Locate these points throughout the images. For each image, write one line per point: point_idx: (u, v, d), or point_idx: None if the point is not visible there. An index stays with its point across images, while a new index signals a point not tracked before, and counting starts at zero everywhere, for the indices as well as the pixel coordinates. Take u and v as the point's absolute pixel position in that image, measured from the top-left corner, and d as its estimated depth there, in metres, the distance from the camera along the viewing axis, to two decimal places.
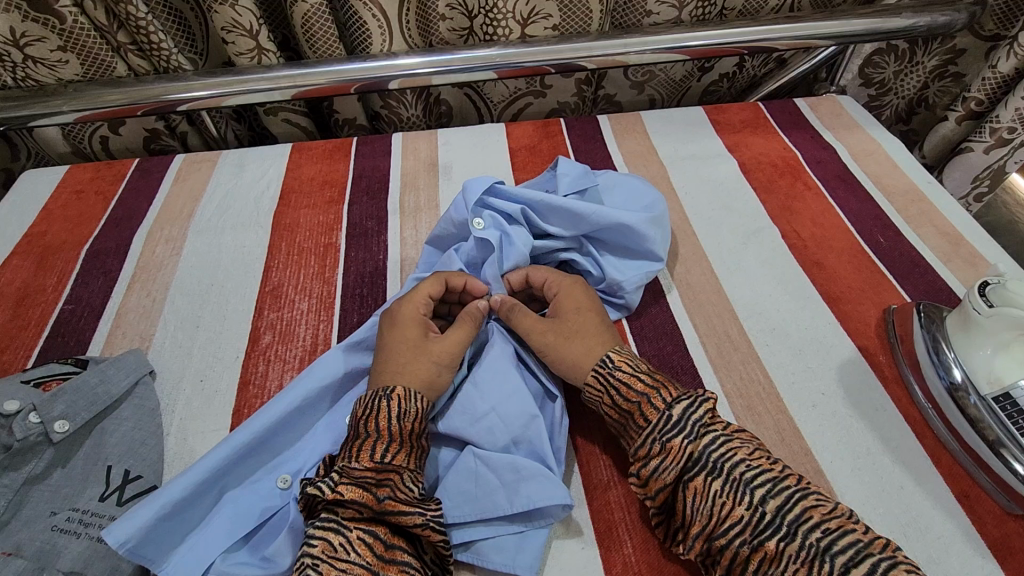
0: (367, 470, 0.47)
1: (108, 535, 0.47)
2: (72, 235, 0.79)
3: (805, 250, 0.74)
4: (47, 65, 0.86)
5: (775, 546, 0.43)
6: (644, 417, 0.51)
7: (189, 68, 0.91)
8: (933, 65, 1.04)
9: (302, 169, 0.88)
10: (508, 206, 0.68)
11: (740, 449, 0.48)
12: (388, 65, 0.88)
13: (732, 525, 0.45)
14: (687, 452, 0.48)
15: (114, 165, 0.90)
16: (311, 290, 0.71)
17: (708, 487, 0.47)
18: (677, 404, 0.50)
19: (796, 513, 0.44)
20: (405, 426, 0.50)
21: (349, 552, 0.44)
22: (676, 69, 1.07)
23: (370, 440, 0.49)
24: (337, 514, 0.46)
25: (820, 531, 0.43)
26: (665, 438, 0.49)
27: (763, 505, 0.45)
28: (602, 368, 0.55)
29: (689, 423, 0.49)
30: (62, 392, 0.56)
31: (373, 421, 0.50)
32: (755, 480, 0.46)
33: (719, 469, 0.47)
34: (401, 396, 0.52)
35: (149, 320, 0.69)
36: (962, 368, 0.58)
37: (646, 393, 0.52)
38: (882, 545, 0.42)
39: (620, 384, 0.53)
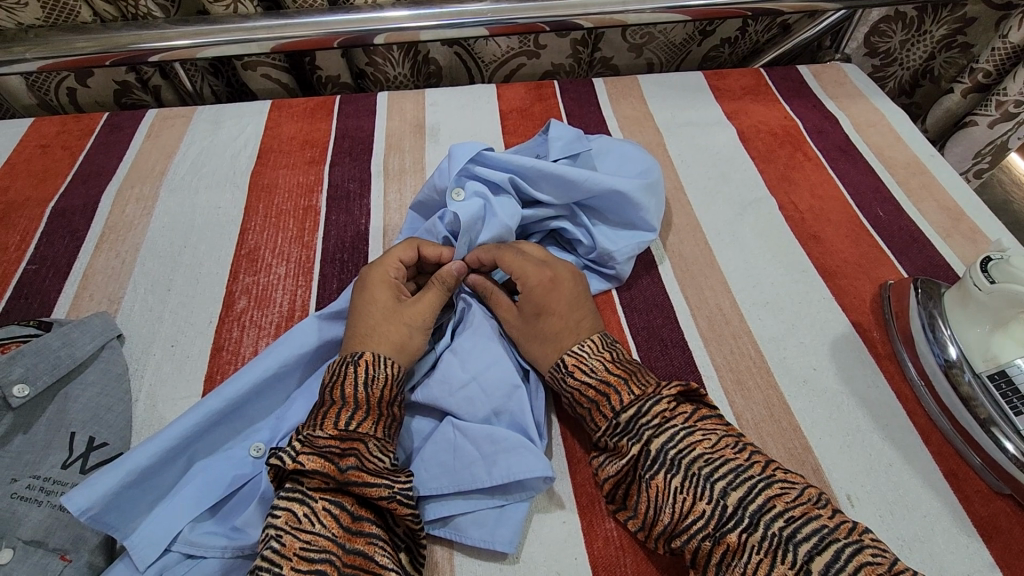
0: (332, 439, 0.45)
1: (68, 501, 0.45)
2: (37, 192, 0.75)
3: (802, 223, 0.72)
4: (5, 7, 0.81)
5: (738, 538, 0.41)
6: (597, 422, 0.50)
7: (160, 16, 0.86)
8: (942, 34, 1.00)
9: (282, 127, 0.84)
10: (496, 174, 0.64)
11: (701, 442, 0.46)
12: (374, 18, 0.83)
13: (693, 520, 0.43)
14: (642, 451, 0.46)
15: (83, 118, 0.85)
16: (289, 254, 0.68)
17: (667, 484, 0.45)
18: (627, 408, 0.48)
19: (760, 502, 0.42)
20: (372, 393, 0.49)
21: (313, 522, 0.42)
22: (676, 31, 1.02)
23: (335, 407, 0.47)
24: (302, 485, 0.44)
25: (783, 519, 0.41)
26: (615, 441, 0.48)
27: (724, 497, 0.43)
28: (555, 373, 0.53)
29: (640, 425, 0.47)
30: (21, 354, 0.53)
31: (339, 388, 0.49)
32: (716, 472, 0.44)
33: (676, 464, 0.45)
34: (369, 361, 0.50)
35: (118, 282, 0.65)
36: (957, 346, 0.57)
37: (597, 399, 0.50)
38: (848, 530, 0.41)
39: (572, 389, 0.52)
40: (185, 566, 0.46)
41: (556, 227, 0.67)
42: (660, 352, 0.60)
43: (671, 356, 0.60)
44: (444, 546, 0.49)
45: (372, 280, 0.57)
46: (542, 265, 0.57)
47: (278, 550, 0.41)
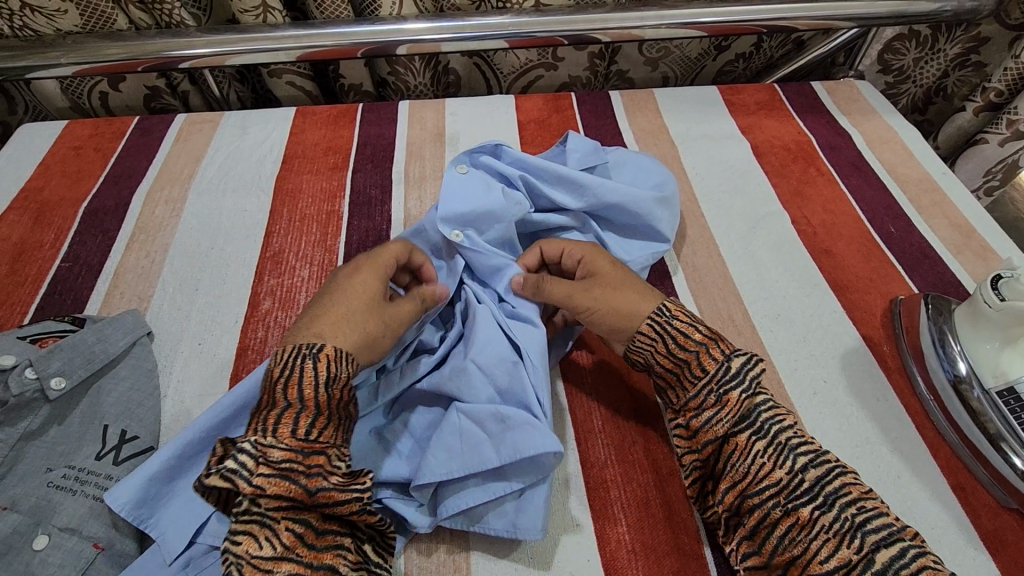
0: (287, 454, 0.43)
1: (108, 497, 0.48)
2: (71, 192, 0.77)
3: (814, 237, 0.73)
4: (45, 14, 0.84)
5: (809, 513, 0.43)
6: (701, 367, 0.50)
7: (192, 24, 0.89)
8: (955, 53, 1.01)
9: (306, 133, 0.86)
10: (508, 169, 0.67)
11: (789, 418, 0.48)
12: (398, 29, 0.86)
13: (769, 487, 0.45)
14: (744, 406, 0.48)
15: (114, 121, 0.88)
16: (313, 257, 0.70)
17: (750, 446, 0.47)
18: (735, 357, 0.50)
19: (835, 486, 0.44)
20: (327, 394, 0.47)
21: (274, 547, 0.42)
22: (692, 46, 1.04)
23: (292, 411, 0.45)
24: (258, 505, 0.43)
25: (856, 506, 0.43)
26: (723, 389, 0.49)
27: (803, 472, 0.45)
28: (659, 316, 0.53)
29: (746, 379, 0.49)
30: (58, 348, 0.55)
31: (293, 389, 0.46)
32: (800, 447, 0.46)
33: (767, 430, 0.47)
34: (331, 357, 0.48)
35: (148, 281, 0.68)
36: (967, 361, 0.58)
37: (708, 343, 0.51)
38: (912, 534, 0.42)
39: (677, 333, 0.52)
40: (214, 558, 0.48)
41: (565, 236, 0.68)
42: None
43: None
44: (460, 545, 0.50)
45: (364, 270, 0.57)
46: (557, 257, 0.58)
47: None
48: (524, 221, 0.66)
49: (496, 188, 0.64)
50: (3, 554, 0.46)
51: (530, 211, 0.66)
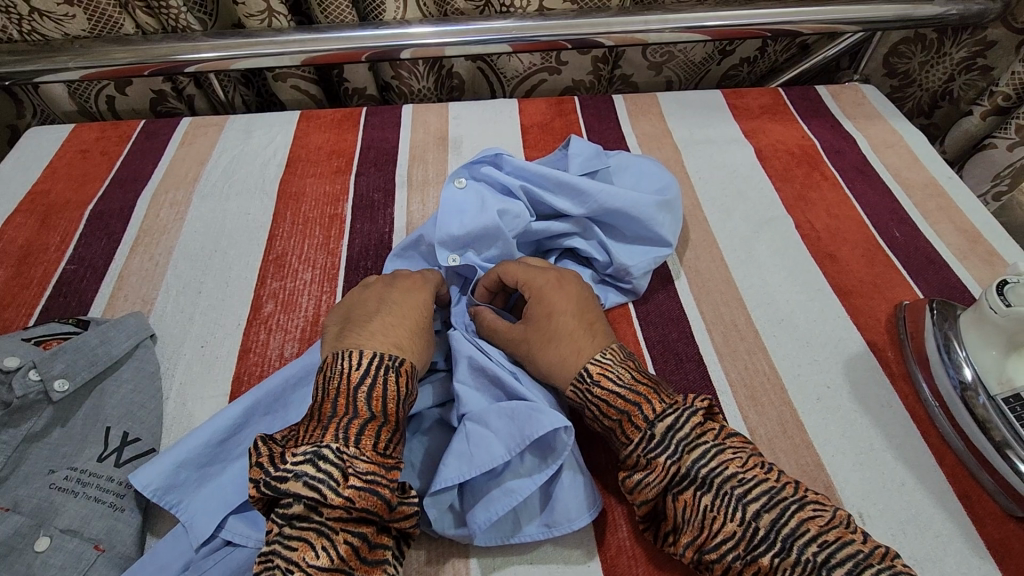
0: (371, 465, 0.43)
1: (134, 479, 0.49)
2: (77, 194, 0.78)
3: (818, 241, 0.73)
4: (54, 19, 0.85)
5: (770, 561, 0.41)
6: (627, 434, 0.48)
7: (198, 28, 0.90)
8: (961, 57, 1.00)
9: (310, 137, 0.87)
10: (508, 178, 0.68)
11: (735, 460, 0.45)
12: (401, 33, 0.86)
13: (725, 540, 0.43)
14: (673, 469, 0.46)
15: (121, 125, 0.88)
16: (315, 261, 0.70)
17: (697, 501, 0.44)
18: (663, 418, 0.47)
19: (792, 525, 0.42)
20: (400, 410, 0.48)
21: (330, 557, 0.40)
22: (696, 50, 1.04)
23: (377, 423, 0.46)
24: (318, 515, 0.42)
25: (816, 544, 0.41)
26: (650, 455, 0.47)
27: (756, 519, 0.43)
28: (580, 384, 0.51)
29: (673, 441, 0.46)
30: (63, 350, 0.56)
31: (377, 401, 0.47)
32: (749, 494, 0.43)
33: (709, 483, 0.44)
34: (409, 374, 0.50)
35: (151, 283, 0.68)
36: (972, 367, 0.57)
37: (627, 410, 0.48)
38: (881, 555, 0.40)
39: (599, 400, 0.50)
40: (217, 558, 0.47)
41: (569, 244, 0.68)
42: (675, 366, 0.61)
43: (686, 370, 0.61)
44: (459, 549, 0.50)
45: (415, 283, 0.59)
46: (542, 272, 0.59)
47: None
48: (525, 231, 0.66)
49: (491, 206, 0.65)
50: (5, 555, 0.46)
51: (530, 221, 0.67)
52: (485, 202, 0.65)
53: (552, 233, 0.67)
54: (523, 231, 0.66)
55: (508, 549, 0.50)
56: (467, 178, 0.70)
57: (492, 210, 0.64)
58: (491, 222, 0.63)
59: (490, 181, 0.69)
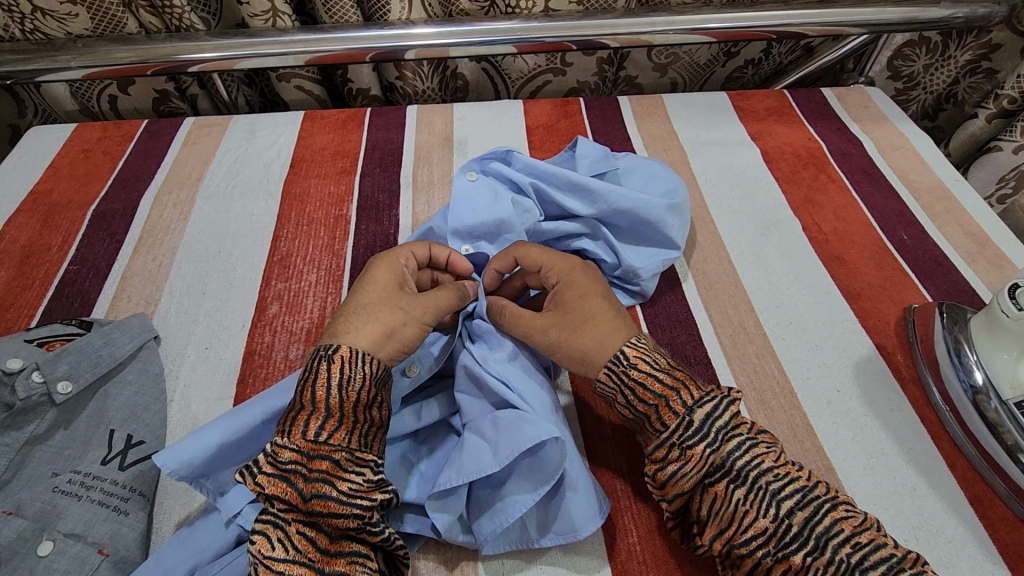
0: (294, 456, 0.43)
1: (158, 459, 0.48)
2: (79, 194, 0.77)
3: (826, 244, 0.72)
4: (56, 18, 0.85)
5: (802, 560, 0.41)
6: (661, 421, 0.47)
7: (201, 28, 0.89)
8: (965, 60, 1.01)
9: (314, 137, 0.86)
10: (518, 175, 0.68)
11: (770, 456, 0.45)
12: (406, 34, 0.85)
13: (755, 535, 0.43)
14: (710, 460, 0.45)
15: (123, 125, 0.88)
16: (320, 262, 0.70)
17: (730, 493, 0.44)
18: (700, 407, 0.46)
19: (827, 525, 0.42)
20: (344, 399, 0.46)
21: (287, 550, 0.41)
22: (701, 51, 1.04)
23: (305, 413, 0.45)
24: (273, 507, 0.43)
25: (851, 545, 0.41)
26: (685, 443, 0.46)
27: (789, 517, 0.43)
28: (614, 367, 0.50)
29: (711, 430, 0.46)
30: (66, 352, 0.55)
31: (310, 390, 0.46)
32: (783, 490, 0.43)
33: (745, 476, 0.44)
34: (345, 357, 0.48)
35: (155, 284, 0.67)
36: (983, 371, 0.57)
37: (666, 394, 0.48)
38: (912, 561, 0.41)
39: (635, 384, 0.49)
40: (221, 563, 0.46)
41: (578, 245, 0.68)
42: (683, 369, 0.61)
43: (694, 373, 0.60)
44: (467, 553, 0.50)
45: (381, 263, 0.57)
46: (561, 258, 0.57)
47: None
48: (535, 229, 0.66)
49: (504, 200, 0.65)
50: (8, 560, 0.45)
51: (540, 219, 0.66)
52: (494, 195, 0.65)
53: (562, 233, 0.66)
54: (533, 229, 0.66)
55: (516, 553, 0.49)
56: (477, 174, 0.69)
57: (505, 202, 0.65)
58: (502, 219, 0.64)
59: (500, 177, 0.69)
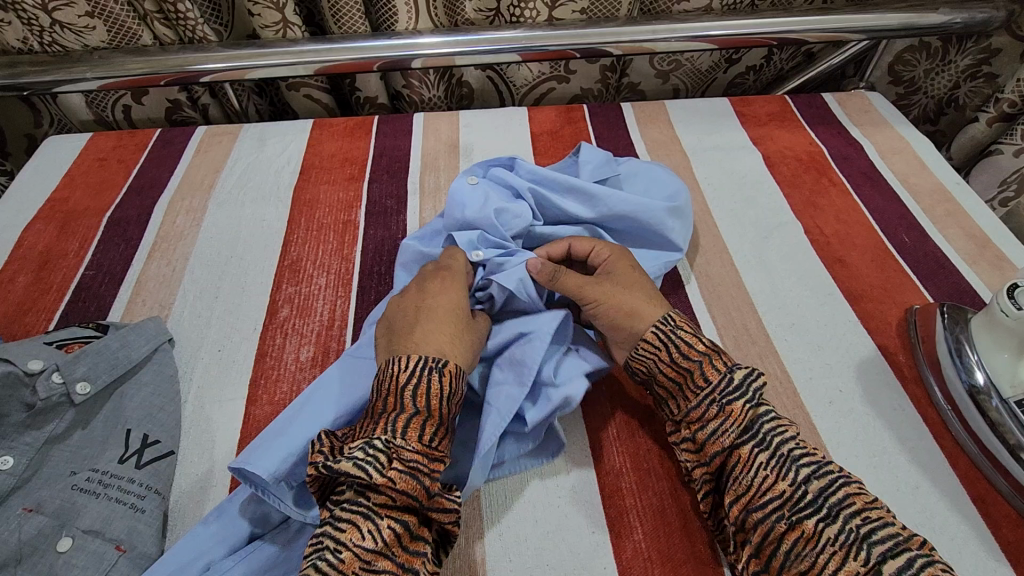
0: (419, 455, 0.45)
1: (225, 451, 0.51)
2: (95, 202, 0.79)
3: (827, 246, 0.73)
4: (74, 31, 0.87)
5: (814, 526, 0.43)
6: (704, 378, 0.50)
7: (214, 39, 0.91)
8: (966, 64, 1.01)
9: (323, 145, 0.88)
10: (518, 179, 0.69)
11: (791, 428, 0.48)
12: (413, 43, 0.87)
13: (773, 499, 0.45)
14: (747, 418, 0.48)
15: (137, 134, 0.90)
16: (330, 266, 0.71)
17: (754, 457, 0.46)
18: (738, 370, 0.50)
19: (839, 497, 0.43)
20: (446, 407, 0.49)
21: (375, 540, 0.42)
22: (703, 58, 1.05)
23: (422, 418, 0.47)
24: (367, 502, 0.44)
25: (861, 518, 0.42)
26: (726, 400, 0.49)
27: (806, 484, 0.44)
28: (663, 325, 0.54)
29: (750, 389, 0.49)
30: (85, 354, 0.57)
31: (424, 397, 0.48)
32: (802, 459, 0.46)
33: (769, 443, 0.47)
34: (453, 371, 0.50)
35: (169, 288, 0.69)
36: (984, 371, 0.57)
37: (711, 354, 0.51)
38: (919, 544, 0.41)
39: (681, 343, 0.53)
40: (238, 558, 0.48)
41: None
42: None
43: None
44: (474, 553, 0.50)
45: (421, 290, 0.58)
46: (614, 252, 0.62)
47: (337, 565, 0.41)
48: (531, 235, 0.67)
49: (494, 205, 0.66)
50: (30, 555, 0.47)
51: (537, 224, 0.68)
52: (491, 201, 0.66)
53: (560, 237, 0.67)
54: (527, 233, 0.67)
55: (525, 549, 0.50)
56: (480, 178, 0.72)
57: (498, 207, 0.65)
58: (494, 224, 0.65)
59: (501, 181, 0.70)
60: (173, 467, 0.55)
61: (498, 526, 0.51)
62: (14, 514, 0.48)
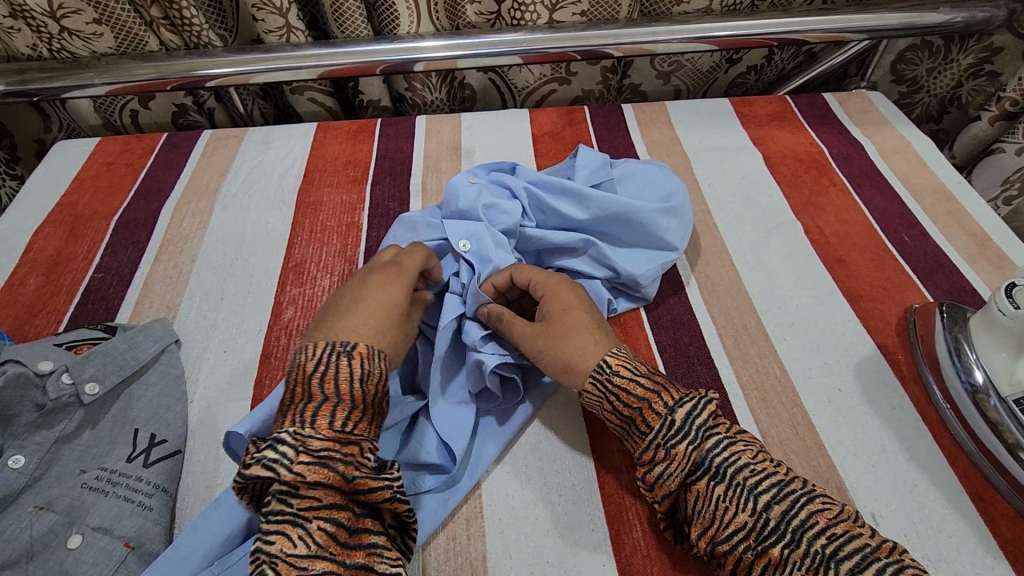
0: (328, 442, 0.44)
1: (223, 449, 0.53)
2: (103, 205, 0.81)
3: (827, 246, 0.74)
4: (82, 37, 0.88)
5: (779, 552, 0.42)
6: (646, 423, 0.48)
7: (219, 44, 0.92)
8: (968, 63, 1.01)
9: (326, 148, 0.89)
10: (516, 181, 0.71)
11: (746, 453, 0.46)
12: (414, 47, 0.88)
13: (736, 530, 0.43)
14: (693, 458, 0.46)
15: (144, 138, 0.91)
16: (333, 267, 0.72)
17: (710, 491, 0.45)
18: (680, 407, 0.47)
19: (802, 517, 0.42)
20: (354, 393, 0.48)
21: (308, 545, 0.41)
22: (704, 59, 1.05)
23: (329, 405, 0.46)
24: (289, 506, 0.42)
25: (826, 536, 0.41)
26: (670, 444, 0.46)
27: (767, 511, 0.43)
28: (598, 375, 0.51)
29: (693, 427, 0.47)
30: (93, 355, 0.58)
31: (330, 384, 0.47)
32: (760, 485, 0.44)
33: (723, 473, 0.45)
34: (363, 354, 0.50)
35: (175, 290, 0.70)
36: (983, 370, 0.58)
37: (648, 397, 0.49)
38: (889, 549, 0.41)
39: (618, 391, 0.50)
40: (240, 554, 0.48)
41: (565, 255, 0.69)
42: (687, 370, 0.62)
43: (697, 373, 0.62)
44: (477, 550, 0.51)
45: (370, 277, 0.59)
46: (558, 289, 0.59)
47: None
48: (522, 235, 0.68)
49: (490, 204, 0.68)
50: (40, 552, 0.48)
51: (530, 225, 0.68)
52: (486, 199, 0.68)
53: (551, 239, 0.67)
54: (519, 233, 0.68)
55: (525, 546, 0.51)
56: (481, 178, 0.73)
57: (491, 206, 0.67)
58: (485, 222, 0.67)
59: (500, 183, 0.72)
60: (180, 466, 0.56)
61: (499, 523, 0.52)
62: (24, 512, 0.49)
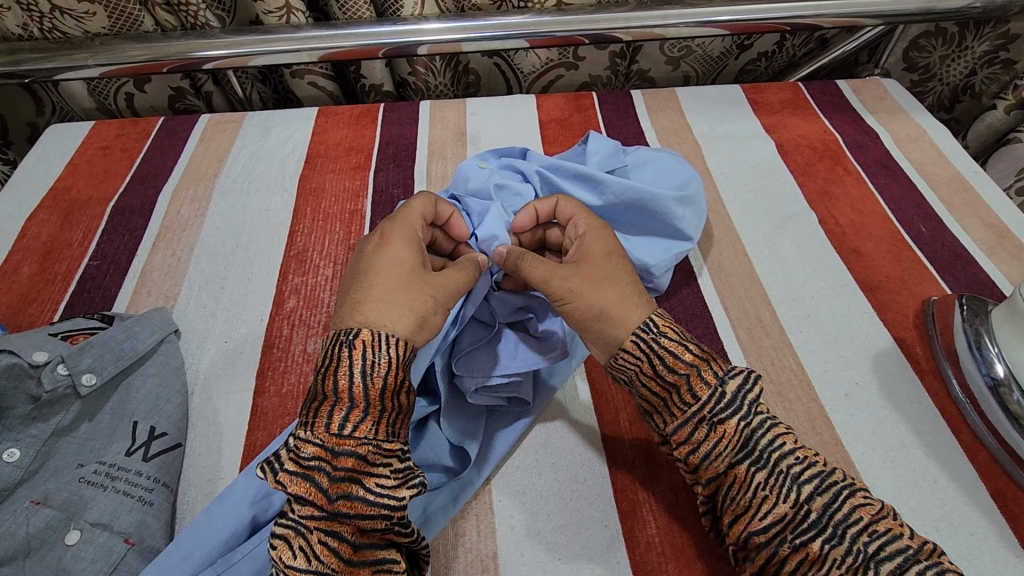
0: (319, 451, 0.41)
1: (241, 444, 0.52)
2: (98, 191, 0.78)
3: (843, 236, 0.72)
4: (74, 16, 0.85)
5: (819, 547, 0.40)
6: (692, 394, 0.46)
7: (216, 25, 0.89)
8: (983, 50, 0.99)
9: (327, 133, 0.87)
10: (528, 165, 0.69)
11: (789, 438, 0.45)
12: (417, 29, 0.86)
13: (775, 521, 0.42)
14: (741, 435, 0.44)
15: (140, 122, 0.89)
16: (336, 257, 0.70)
17: (751, 477, 0.43)
18: (730, 379, 0.46)
19: (845, 511, 0.41)
20: (367, 389, 0.43)
21: (307, 559, 0.40)
22: (714, 44, 1.03)
23: (328, 403, 0.43)
24: (294, 511, 0.41)
25: (868, 534, 0.40)
26: (717, 417, 0.45)
27: (809, 501, 0.42)
28: (643, 334, 0.49)
29: (742, 401, 0.45)
30: (90, 345, 0.56)
31: (332, 378, 0.44)
32: (803, 475, 0.43)
33: (767, 459, 0.43)
34: (368, 340, 0.45)
35: (174, 278, 0.68)
36: (1004, 364, 0.57)
37: (697, 364, 0.47)
38: (928, 551, 0.40)
39: (665, 352, 0.48)
40: (243, 552, 0.47)
41: None
42: None
43: None
44: (488, 547, 0.49)
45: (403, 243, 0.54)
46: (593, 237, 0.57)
47: None
48: None
49: (502, 189, 0.66)
50: (38, 548, 0.46)
51: None
52: (498, 183, 0.66)
53: None
54: None
55: (538, 543, 0.49)
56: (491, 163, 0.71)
57: (504, 189, 0.65)
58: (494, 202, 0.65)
59: (511, 168, 0.70)
60: (181, 460, 0.54)
61: (510, 520, 0.51)
62: (20, 508, 0.48)
